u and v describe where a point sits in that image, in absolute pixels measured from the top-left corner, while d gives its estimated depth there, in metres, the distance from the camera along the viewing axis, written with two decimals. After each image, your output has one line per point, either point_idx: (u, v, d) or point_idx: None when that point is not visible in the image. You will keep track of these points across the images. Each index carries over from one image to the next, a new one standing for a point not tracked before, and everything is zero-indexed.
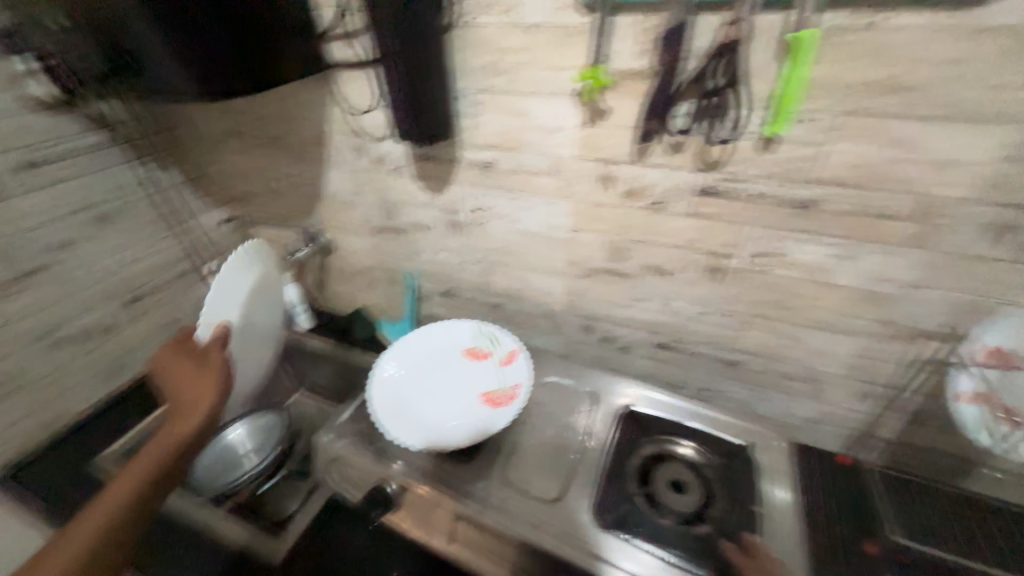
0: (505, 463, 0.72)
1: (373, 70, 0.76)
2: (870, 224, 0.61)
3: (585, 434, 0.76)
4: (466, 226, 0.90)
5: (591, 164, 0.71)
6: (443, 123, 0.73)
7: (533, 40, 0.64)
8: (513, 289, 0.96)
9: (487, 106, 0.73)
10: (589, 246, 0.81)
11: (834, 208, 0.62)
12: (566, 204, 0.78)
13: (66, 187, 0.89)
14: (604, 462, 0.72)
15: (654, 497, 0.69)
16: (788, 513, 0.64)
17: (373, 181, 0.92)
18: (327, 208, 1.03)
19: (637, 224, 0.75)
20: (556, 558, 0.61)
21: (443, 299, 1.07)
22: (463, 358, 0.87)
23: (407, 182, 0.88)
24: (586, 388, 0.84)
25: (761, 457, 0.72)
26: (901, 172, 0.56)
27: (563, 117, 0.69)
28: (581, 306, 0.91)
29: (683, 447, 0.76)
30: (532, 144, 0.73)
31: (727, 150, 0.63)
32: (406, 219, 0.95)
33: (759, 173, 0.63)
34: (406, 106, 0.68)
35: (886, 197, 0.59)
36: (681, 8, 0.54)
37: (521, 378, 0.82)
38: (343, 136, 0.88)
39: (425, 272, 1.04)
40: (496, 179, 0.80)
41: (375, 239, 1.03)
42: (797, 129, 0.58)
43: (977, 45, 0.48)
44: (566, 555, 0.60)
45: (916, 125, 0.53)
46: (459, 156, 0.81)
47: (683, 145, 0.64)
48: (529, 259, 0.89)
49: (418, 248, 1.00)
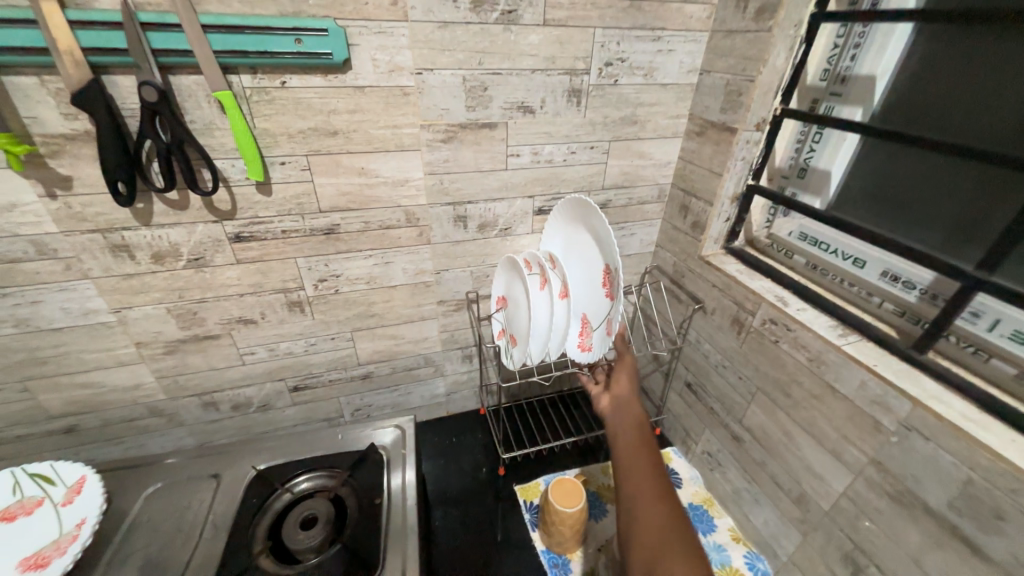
0: (469, 522, 0.82)
1: (126, 125, 0.56)
2: (640, 209, 0.89)
3: (517, 459, 0.93)
4: (311, 302, 0.78)
5: (444, 208, 0.76)
6: (207, 188, 0.62)
7: (362, 101, 0.63)
8: (383, 350, 0.89)
9: (320, 168, 0.66)
10: (454, 282, 0.85)
11: (618, 203, 0.87)
12: (426, 249, 0.79)
13: (603, 232, 0.73)
14: (542, 474, 0.91)
15: (588, 473, 0.90)
16: (682, 348, 0.92)
17: (154, 285, 0.68)
18: (61, 346, 0.69)
19: (493, 250, 0.84)
20: (554, 561, 0.76)
21: (294, 395, 0.88)
22: (502, 308, 0.85)
23: (217, 272, 0.70)
24: (491, 422, 1.02)
25: (639, 349, 1.03)
26: (647, 174, 0.85)
27: (409, 168, 0.71)
28: (457, 340, 0.93)
29: (576, 411, 1.05)
30: (380, 199, 0.72)
31: (548, 178, 0.79)
32: (220, 318, 0.74)
33: (573, 189, 0.82)
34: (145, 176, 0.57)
35: (643, 192, 0.87)
36: (486, 71, 0.66)
37: (579, 310, 0.82)
38: (83, 238, 0.61)
39: (259, 374, 0.83)
40: (342, 243, 0.73)
41: (166, 361, 0.76)
42: (589, 153, 0.79)
43: (668, 92, 0.77)
44: (559, 556, 0.76)
45: (648, 143, 0.81)
46: (292, 227, 0.70)
47: (515, 178, 0.77)
48: (397, 312, 0.85)
49: (245, 347, 0.79)
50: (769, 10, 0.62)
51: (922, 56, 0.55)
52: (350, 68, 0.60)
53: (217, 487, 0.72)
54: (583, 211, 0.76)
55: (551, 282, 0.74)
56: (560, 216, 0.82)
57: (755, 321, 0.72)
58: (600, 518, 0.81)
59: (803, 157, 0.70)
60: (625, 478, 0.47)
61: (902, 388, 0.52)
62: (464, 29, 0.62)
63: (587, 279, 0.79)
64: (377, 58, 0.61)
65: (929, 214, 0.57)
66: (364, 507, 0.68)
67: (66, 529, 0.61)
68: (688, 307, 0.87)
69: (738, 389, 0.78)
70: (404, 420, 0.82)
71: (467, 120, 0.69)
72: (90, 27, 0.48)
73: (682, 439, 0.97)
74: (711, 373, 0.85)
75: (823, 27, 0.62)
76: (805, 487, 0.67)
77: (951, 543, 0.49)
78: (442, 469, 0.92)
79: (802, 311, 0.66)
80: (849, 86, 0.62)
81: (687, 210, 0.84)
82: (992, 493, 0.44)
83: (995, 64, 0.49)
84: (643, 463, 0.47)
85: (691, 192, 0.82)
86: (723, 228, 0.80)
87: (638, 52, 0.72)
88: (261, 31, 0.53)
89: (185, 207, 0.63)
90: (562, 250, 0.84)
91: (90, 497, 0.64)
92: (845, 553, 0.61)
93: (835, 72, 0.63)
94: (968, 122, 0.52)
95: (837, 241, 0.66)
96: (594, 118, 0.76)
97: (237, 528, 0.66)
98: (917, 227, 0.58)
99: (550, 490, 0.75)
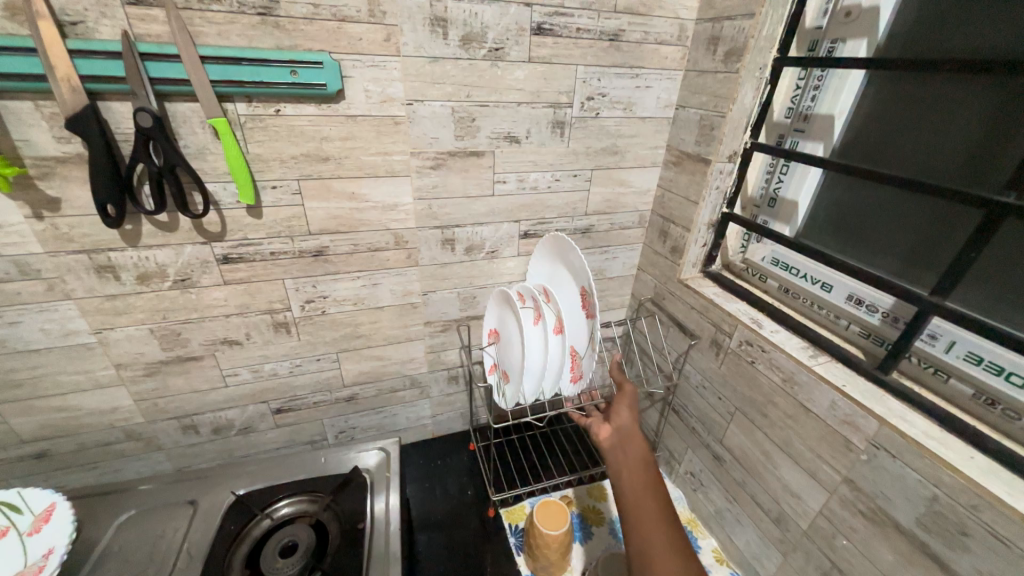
0: (453, 547, 0.81)
1: (119, 149, 0.57)
2: (622, 234, 0.93)
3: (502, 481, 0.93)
4: (298, 323, 0.78)
5: (433, 231, 0.78)
6: (197, 211, 0.63)
7: (355, 129, 0.65)
8: (369, 372, 0.89)
9: (311, 192, 0.68)
10: (441, 303, 0.87)
11: (601, 228, 0.90)
12: (414, 271, 0.81)
13: (582, 269, 0.77)
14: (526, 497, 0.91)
15: (573, 496, 0.91)
16: (665, 370, 0.94)
17: (140, 305, 0.68)
18: (39, 368, 0.68)
19: (480, 272, 0.86)
20: None
21: (276, 418, 0.87)
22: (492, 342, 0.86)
23: (203, 293, 0.70)
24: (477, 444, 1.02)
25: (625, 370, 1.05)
26: (628, 200, 0.89)
27: (398, 193, 0.73)
28: (443, 361, 0.94)
29: (561, 433, 1.06)
30: (370, 222, 0.73)
31: (533, 203, 0.82)
32: (204, 339, 0.74)
33: (557, 214, 0.85)
34: (134, 198, 0.58)
35: (624, 217, 0.91)
36: (474, 103, 0.70)
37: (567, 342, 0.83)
38: (69, 259, 0.62)
39: (241, 396, 0.82)
40: (330, 264, 0.75)
41: (147, 383, 0.75)
42: (572, 181, 0.83)
43: (646, 125, 0.82)
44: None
45: (629, 171, 0.85)
46: (281, 250, 0.71)
47: (502, 204, 0.80)
48: (384, 333, 0.86)
49: (228, 369, 0.78)
50: (736, 54, 0.67)
51: (875, 98, 0.60)
52: (343, 98, 0.63)
53: (194, 514, 0.71)
54: (563, 248, 0.80)
55: (542, 316, 0.76)
56: (543, 252, 0.85)
57: (732, 342, 0.74)
58: (585, 541, 0.82)
59: (773, 187, 0.75)
60: (628, 507, 0.49)
61: (869, 408, 0.54)
62: (453, 64, 0.66)
63: (575, 310, 0.80)
64: (370, 89, 0.64)
65: (888, 242, 0.61)
66: (346, 534, 0.67)
67: (32, 558, 0.59)
68: (670, 328, 0.90)
69: (719, 409, 0.80)
70: (389, 441, 0.82)
71: (455, 148, 0.72)
72: (90, 56, 0.50)
73: (666, 460, 0.98)
74: (692, 394, 0.87)
75: (787, 70, 0.67)
76: (784, 506, 0.69)
77: (920, 559, 0.51)
78: (426, 492, 0.91)
79: (776, 333, 0.69)
80: (811, 123, 0.67)
81: (666, 235, 0.87)
82: (954, 509, 0.47)
83: (940, 108, 0.54)
84: (646, 492, 0.50)
85: (669, 219, 0.86)
86: (700, 253, 0.84)
87: (618, 88, 0.76)
88: (259, 62, 0.55)
89: (173, 229, 0.64)
90: (551, 282, 0.85)
91: (60, 526, 0.62)
92: (824, 572, 0.63)
93: (798, 111, 0.68)
94: (918, 158, 0.56)
95: (806, 266, 0.70)
96: (578, 147, 0.80)
97: (214, 557, 0.64)
98: (876, 254, 0.62)
99: (536, 512, 0.75)
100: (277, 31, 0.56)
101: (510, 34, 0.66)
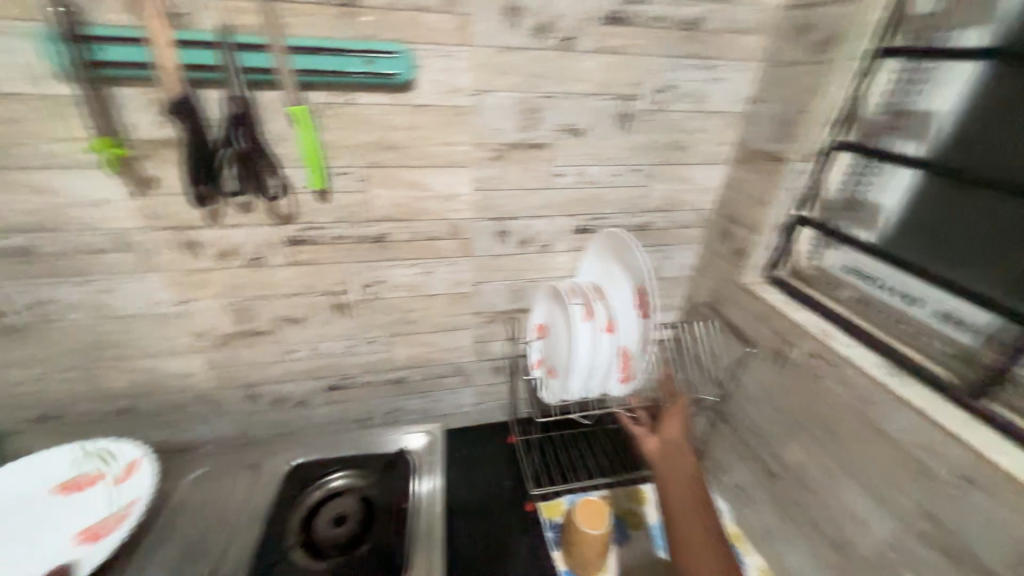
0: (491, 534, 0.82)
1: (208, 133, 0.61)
2: (680, 233, 0.89)
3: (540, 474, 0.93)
4: (355, 305, 0.81)
5: (489, 222, 0.78)
6: (272, 195, 0.66)
7: (422, 118, 0.66)
8: (417, 356, 0.91)
9: (376, 180, 0.70)
10: (491, 294, 0.87)
11: (658, 226, 0.87)
12: (467, 261, 0.82)
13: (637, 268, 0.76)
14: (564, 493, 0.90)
15: (613, 497, 0.89)
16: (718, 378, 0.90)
17: (217, 280, 0.73)
18: (129, 332, 0.75)
19: (532, 266, 0.86)
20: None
21: (329, 394, 0.91)
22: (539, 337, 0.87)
23: (272, 272, 0.74)
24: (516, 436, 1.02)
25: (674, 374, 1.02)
26: (689, 199, 0.85)
27: (458, 183, 0.73)
28: (489, 351, 0.95)
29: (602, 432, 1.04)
30: (429, 211, 0.75)
31: (591, 198, 0.81)
32: (271, 315, 0.78)
33: (615, 210, 0.83)
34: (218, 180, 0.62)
35: (683, 216, 0.87)
36: (540, 94, 0.69)
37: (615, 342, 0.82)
38: (160, 234, 0.67)
39: (300, 372, 0.87)
40: (389, 251, 0.77)
41: (218, 353, 0.80)
42: (633, 176, 0.80)
43: (716, 120, 0.78)
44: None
45: (693, 168, 0.82)
46: (344, 234, 0.73)
47: (559, 197, 0.79)
48: (434, 320, 0.87)
49: (289, 345, 0.83)
50: (827, 44, 0.62)
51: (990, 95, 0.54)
52: (412, 88, 0.64)
53: (255, 478, 0.75)
54: (619, 247, 0.79)
55: (593, 313, 0.76)
56: (596, 251, 0.85)
57: (800, 352, 0.69)
58: (623, 543, 0.81)
59: (855, 190, 0.69)
60: (676, 530, 0.57)
61: (959, 436, 0.49)
62: (522, 54, 0.65)
63: (627, 310, 0.79)
64: (438, 79, 0.64)
65: (994, 256, 0.55)
66: (391, 511, 0.70)
67: (117, 503, 0.67)
68: (727, 334, 0.86)
69: (775, 422, 0.76)
70: (435, 427, 0.84)
71: (518, 139, 0.72)
72: (188, 44, 0.54)
73: (711, 469, 0.95)
74: (746, 404, 0.83)
75: (884, 63, 0.61)
76: (844, 531, 0.65)
77: None
78: (465, 478, 0.93)
79: (849, 346, 0.64)
80: (908, 122, 0.61)
81: (729, 237, 0.83)
82: None
83: None
84: (689, 519, 0.57)
85: (734, 219, 0.82)
86: (766, 257, 0.79)
87: (690, 80, 0.73)
88: (339, 52, 0.57)
89: (250, 210, 0.68)
90: (604, 282, 0.84)
91: (140, 479, 0.69)
92: None
93: (893, 107, 0.63)
94: None
95: (891, 278, 0.65)
96: (642, 141, 0.77)
97: (273, 520, 0.68)
98: (977, 269, 0.56)
99: (576, 511, 0.74)
100: (356, 22, 0.58)
101: (583, 24, 0.65)
